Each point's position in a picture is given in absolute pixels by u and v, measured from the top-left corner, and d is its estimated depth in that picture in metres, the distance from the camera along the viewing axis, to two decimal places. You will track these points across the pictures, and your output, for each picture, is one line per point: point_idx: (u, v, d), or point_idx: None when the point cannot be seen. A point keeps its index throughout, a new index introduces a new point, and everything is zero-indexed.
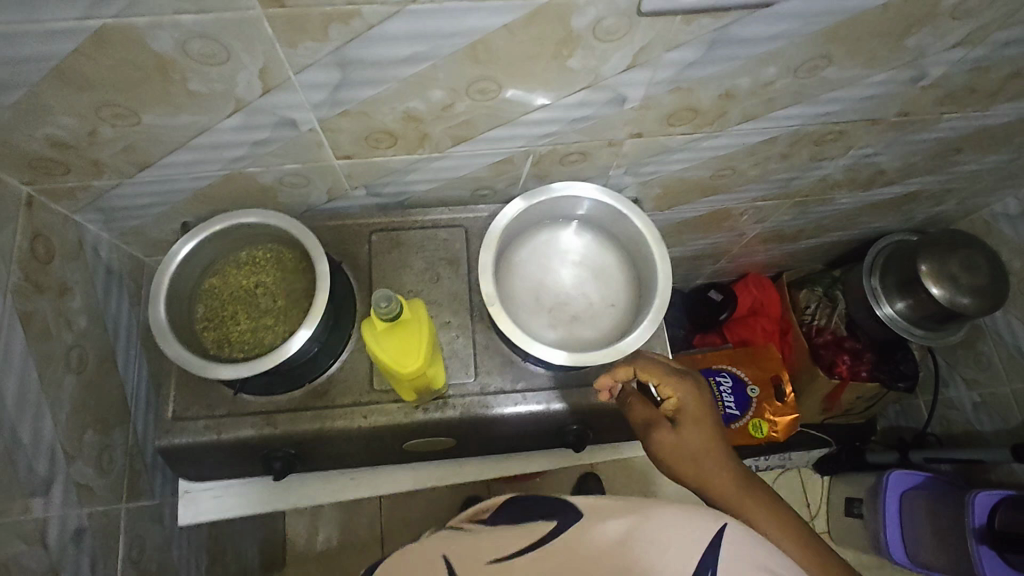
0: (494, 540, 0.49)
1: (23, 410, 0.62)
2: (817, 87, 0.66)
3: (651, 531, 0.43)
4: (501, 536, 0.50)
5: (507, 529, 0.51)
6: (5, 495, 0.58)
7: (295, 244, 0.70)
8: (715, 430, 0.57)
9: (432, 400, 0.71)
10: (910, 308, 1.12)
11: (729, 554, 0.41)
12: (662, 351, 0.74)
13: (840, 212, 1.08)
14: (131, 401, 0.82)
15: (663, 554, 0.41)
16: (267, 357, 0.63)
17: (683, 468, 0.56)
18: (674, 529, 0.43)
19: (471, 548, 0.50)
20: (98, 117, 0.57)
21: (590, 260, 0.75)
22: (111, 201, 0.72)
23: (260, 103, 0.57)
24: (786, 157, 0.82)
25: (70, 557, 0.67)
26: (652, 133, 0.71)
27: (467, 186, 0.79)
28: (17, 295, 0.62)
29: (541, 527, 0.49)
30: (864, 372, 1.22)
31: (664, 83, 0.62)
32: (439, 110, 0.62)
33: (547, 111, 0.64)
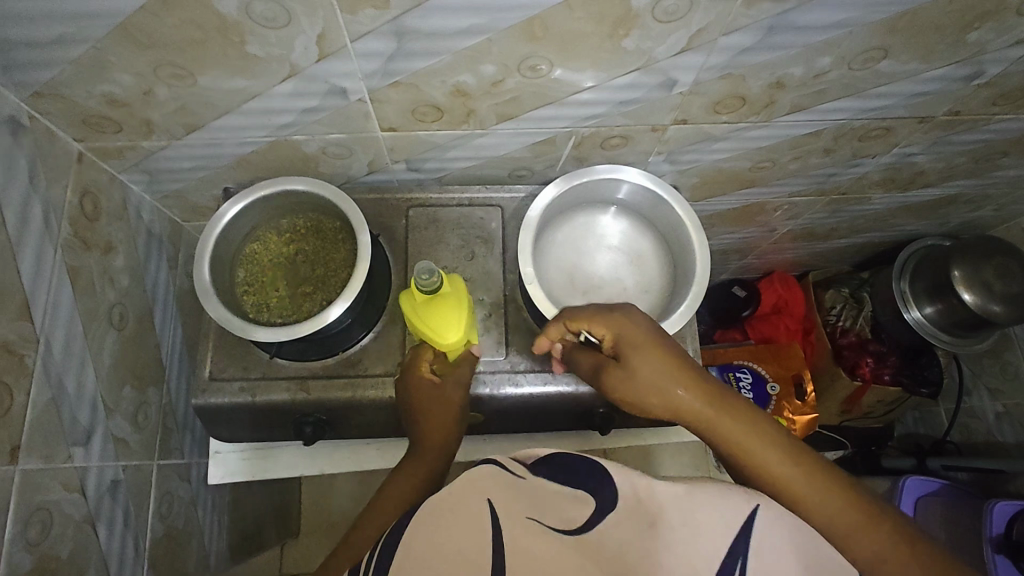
0: (530, 503, 0.44)
1: (67, 361, 0.63)
2: (869, 80, 0.66)
3: (705, 538, 0.41)
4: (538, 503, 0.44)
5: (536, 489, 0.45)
6: (50, 442, 0.60)
7: (335, 214, 0.71)
8: (669, 355, 0.55)
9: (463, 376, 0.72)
10: (939, 313, 1.11)
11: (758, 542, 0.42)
12: (693, 338, 0.74)
13: (875, 213, 1.07)
14: (165, 361, 0.84)
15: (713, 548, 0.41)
16: (306, 323, 0.64)
17: (648, 401, 0.55)
18: (714, 515, 0.42)
19: (508, 505, 0.43)
20: (155, 77, 0.58)
21: (625, 245, 0.75)
22: (157, 163, 0.73)
23: (314, 69, 0.58)
24: (828, 152, 0.82)
25: (106, 507, 0.68)
26: (696, 120, 0.71)
27: (506, 166, 0.79)
28: (66, 249, 0.64)
29: (580, 505, 0.44)
30: (887, 376, 1.22)
31: (716, 69, 0.61)
32: (488, 86, 0.62)
33: (596, 92, 0.64)
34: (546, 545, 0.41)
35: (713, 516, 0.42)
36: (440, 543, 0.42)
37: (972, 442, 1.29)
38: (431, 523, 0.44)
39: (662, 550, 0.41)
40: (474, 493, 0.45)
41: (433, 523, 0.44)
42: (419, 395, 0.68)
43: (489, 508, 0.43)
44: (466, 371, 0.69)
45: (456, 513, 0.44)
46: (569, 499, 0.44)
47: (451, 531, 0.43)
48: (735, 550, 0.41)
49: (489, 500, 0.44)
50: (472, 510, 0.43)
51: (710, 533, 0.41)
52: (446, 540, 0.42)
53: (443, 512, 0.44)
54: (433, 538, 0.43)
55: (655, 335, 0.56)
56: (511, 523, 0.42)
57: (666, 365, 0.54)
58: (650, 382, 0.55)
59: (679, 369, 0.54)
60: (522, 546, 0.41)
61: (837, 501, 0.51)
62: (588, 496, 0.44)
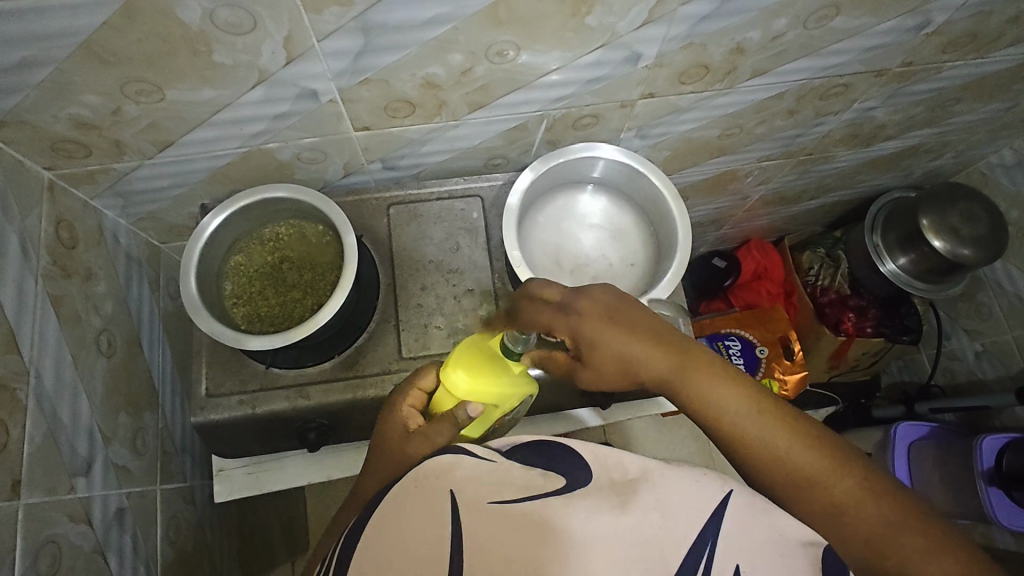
0: (490, 485, 0.42)
1: (59, 392, 0.62)
2: (825, 38, 0.68)
3: (677, 525, 0.41)
4: (498, 486, 0.42)
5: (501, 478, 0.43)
6: (52, 475, 0.59)
7: (317, 218, 0.71)
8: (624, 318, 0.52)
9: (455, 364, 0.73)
10: (912, 262, 1.15)
11: (732, 524, 0.41)
12: (681, 306, 0.76)
13: (841, 171, 1.10)
14: (158, 386, 0.83)
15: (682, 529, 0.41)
16: (298, 329, 0.64)
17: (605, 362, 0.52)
18: (690, 500, 0.42)
19: (470, 496, 0.41)
20: (123, 95, 0.57)
21: (607, 222, 0.76)
22: (130, 184, 0.72)
23: (283, 74, 0.58)
24: (792, 113, 0.84)
25: (114, 535, 0.68)
26: (663, 92, 0.73)
27: (481, 156, 0.80)
28: (46, 279, 0.63)
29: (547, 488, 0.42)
30: (870, 328, 1.25)
31: (678, 39, 0.63)
32: (458, 75, 0.63)
33: (564, 73, 0.65)
34: (501, 534, 0.39)
35: (688, 500, 0.42)
36: (391, 540, 0.41)
37: (955, 384, 1.33)
38: (384, 514, 0.43)
39: (630, 538, 0.39)
40: (431, 483, 0.43)
41: (388, 514, 0.43)
42: (388, 434, 0.57)
43: (448, 500, 0.42)
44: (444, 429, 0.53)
45: (412, 507, 0.42)
46: (534, 480, 0.43)
47: (407, 517, 0.42)
48: (708, 535, 0.41)
49: (448, 490, 0.42)
50: (427, 500, 0.42)
51: (682, 518, 0.41)
52: (406, 532, 0.41)
53: (397, 505, 0.43)
54: (386, 533, 0.42)
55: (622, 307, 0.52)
56: (468, 518, 0.40)
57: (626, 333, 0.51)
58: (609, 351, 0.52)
59: (636, 339, 0.51)
60: (478, 537, 0.39)
61: (802, 450, 0.48)
62: (556, 478, 0.43)
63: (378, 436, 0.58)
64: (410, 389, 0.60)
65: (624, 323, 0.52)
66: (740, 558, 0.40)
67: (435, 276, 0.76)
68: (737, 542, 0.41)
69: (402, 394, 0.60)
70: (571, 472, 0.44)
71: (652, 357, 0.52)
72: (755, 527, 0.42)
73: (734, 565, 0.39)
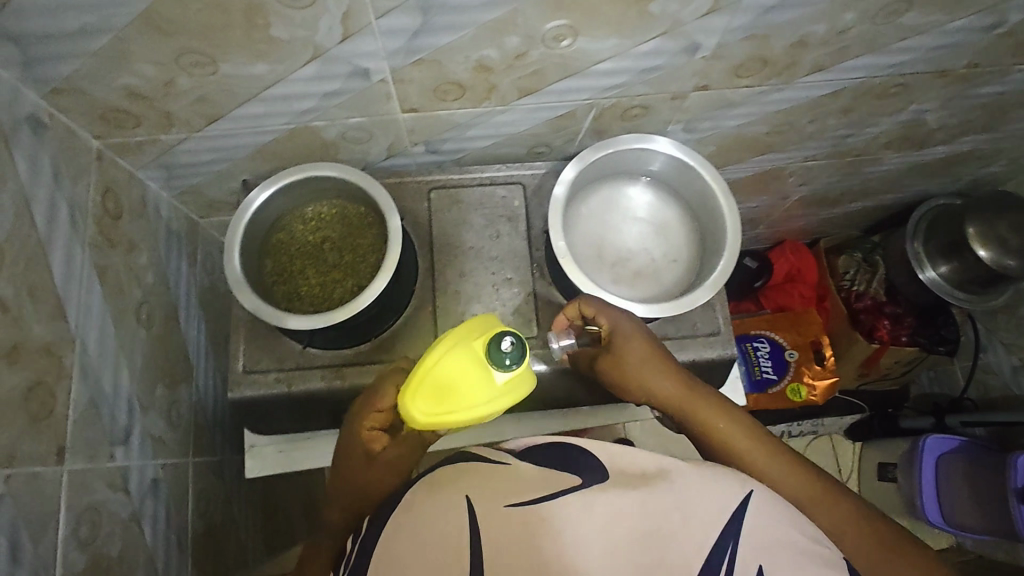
0: (505, 487, 0.42)
1: (102, 361, 0.63)
2: (891, 34, 0.65)
3: (699, 524, 0.40)
4: (514, 487, 0.42)
5: (519, 479, 0.44)
6: (93, 442, 0.60)
7: (360, 199, 0.70)
8: (648, 343, 0.60)
9: None
10: (954, 271, 1.12)
11: (753, 525, 0.41)
12: (722, 305, 0.74)
13: (886, 175, 1.07)
14: (193, 359, 0.84)
15: (698, 526, 0.40)
16: (338, 311, 0.63)
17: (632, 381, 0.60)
18: (708, 499, 0.42)
19: (486, 498, 0.42)
20: (177, 65, 0.57)
21: (652, 217, 0.75)
22: (176, 157, 0.72)
23: (337, 51, 0.57)
24: (846, 112, 0.82)
25: (149, 504, 0.69)
26: (717, 85, 0.71)
27: (525, 144, 0.79)
28: (93, 248, 0.63)
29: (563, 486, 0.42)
30: (904, 337, 1.23)
31: (740, 30, 0.61)
32: (512, 59, 0.61)
33: (618, 61, 0.64)
34: (516, 530, 0.39)
35: (706, 500, 0.42)
36: (405, 546, 0.40)
37: (989, 398, 1.30)
38: (397, 524, 0.43)
39: (651, 539, 0.39)
40: (446, 488, 0.43)
41: (399, 524, 0.43)
42: (352, 456, 0.58)
43: (461, 502, 0.42)
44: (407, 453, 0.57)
45: (426, 512, 0.42)
46: (549, 478, 0.43)
47: (422, 524, 0.41)
48: (733, 533, 0.40)
49: (461, 494, 0.42)
50: (441, 500, 0.42)
51: (702, 519, 0.41)
52: (423, 538, 0.40)
53: (410, 510, 0.43)
54: (403, 539, 0.41)
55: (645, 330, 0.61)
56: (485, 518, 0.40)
57: (650, 350, 0.59)
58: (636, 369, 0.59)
59: (659, 358, 0.59)
60: (495, 536, 0.39)
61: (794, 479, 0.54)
62: (571, 477, 0.43)
63: (345, 456, 0.59)
64: (369, 410, 0.58)
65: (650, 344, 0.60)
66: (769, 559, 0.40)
67: (474, 263, 0.75)
68: (764, 545, 0.40)
69: (360, 414, 0.58)
70: (589, 471, 0.44)
71: (665, 380, 0.59)
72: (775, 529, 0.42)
73: (764, 566, 0.39)
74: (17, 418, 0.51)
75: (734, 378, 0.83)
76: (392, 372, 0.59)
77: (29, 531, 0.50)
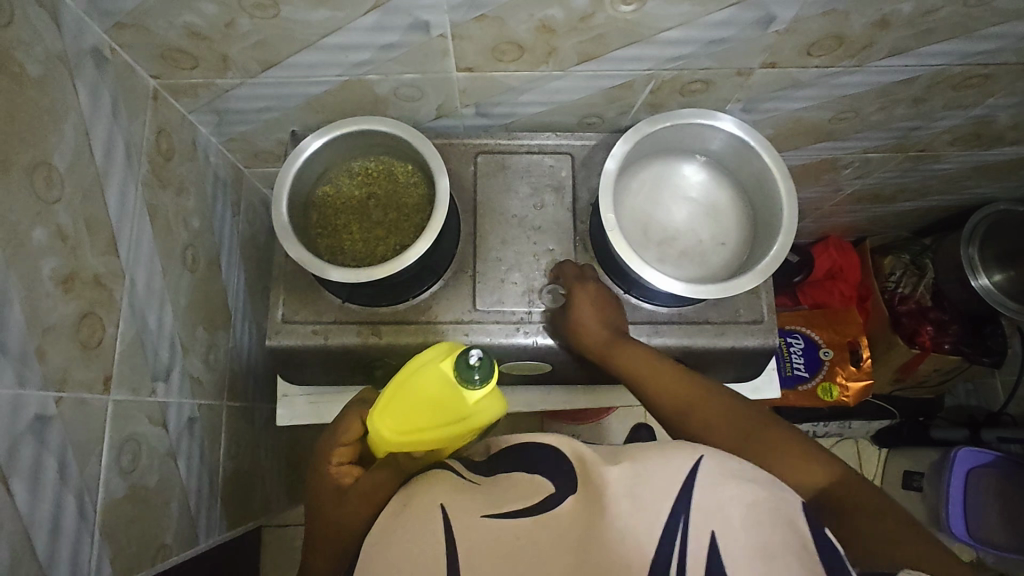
0: (482, 500, 0.45)
1: (148, 298, 0.64)
2: (982, 19, 0.61)
3: (650, 505, 0.43)
4: (491, 497, 0.46)
5: (496, 489, 0.47)
6: (137, 375, 0.61)
7: (407, 156, 0.70)
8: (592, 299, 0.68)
9: (510, 328, 0.71)
10: (1008, 280, 1.09)
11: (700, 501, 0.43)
12: (768, 294, 0.72)
13: (948, 174, 1.02)
14: (232, 305, 0.85)
15: (647, 513, 0.42)
16: (380, 267, 0.63)
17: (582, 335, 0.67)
18: (661, 477, 0.45)
19: (460, 507, 0.45)
20: (239, 6, 0.56)
21: (703, 197, 0.73)
22: (229, 102, 0.72)
23: (400, 1, 0.56)
24: (918, 102, 0.78)
25: (185, 442, 0.71)
26: (786, 63, 0.68)
27: (577, 113, 0.77)
28: (146, 188, 0.64)
29: (537, 496, 0.45)
30: (948, 345, 1.17)
31: (820, 4, 0.58)
32: (576, 21, 0.59)
33: (686, 29, 0.61)
34: (488, 536, 0.42)
35: (658, 482, 0.44)
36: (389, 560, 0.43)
37: None
38: (382, 541, 0.46)
39: (605, 531, 0.41)
40: (425, 501, 0.46)
41: (383, 541, 0.46)
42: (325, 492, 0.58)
43: (437, 513, 0.45)
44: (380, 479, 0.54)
45: (408, 526, 0.45)
46: (522, 487, 0.46)
47: (404, 539, 0.44)
48: (680, 508, 0.43)
49: (437, 505, 0.45)
50: (418, 515, 0.45)
51: (654, 499, 0.43)
52: (403, 552, 0.43)
53: (392, 531, 0.46)
54: (386, 552, 0.44)
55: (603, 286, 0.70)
56: (459, 524, 0.43)
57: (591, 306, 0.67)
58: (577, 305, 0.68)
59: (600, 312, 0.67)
60: (472, 545, 0.42)
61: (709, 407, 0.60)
62: (544, 482, 0.47)
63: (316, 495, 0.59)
64: (335, 445, 0.61)
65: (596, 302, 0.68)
66: (715, 525, 0.42)
67: (516, 232, 0.74)
68: (708, 513, 0.43)
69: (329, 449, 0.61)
70: (558, 478, 0.47)
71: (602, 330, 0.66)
72: (726, 499, 0.44)
73: (711, 533, 0.42)
74: (71, 345, 0.52)
75: (772, 370, 0.82)
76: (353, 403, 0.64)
77: (76, 456, 0.52)
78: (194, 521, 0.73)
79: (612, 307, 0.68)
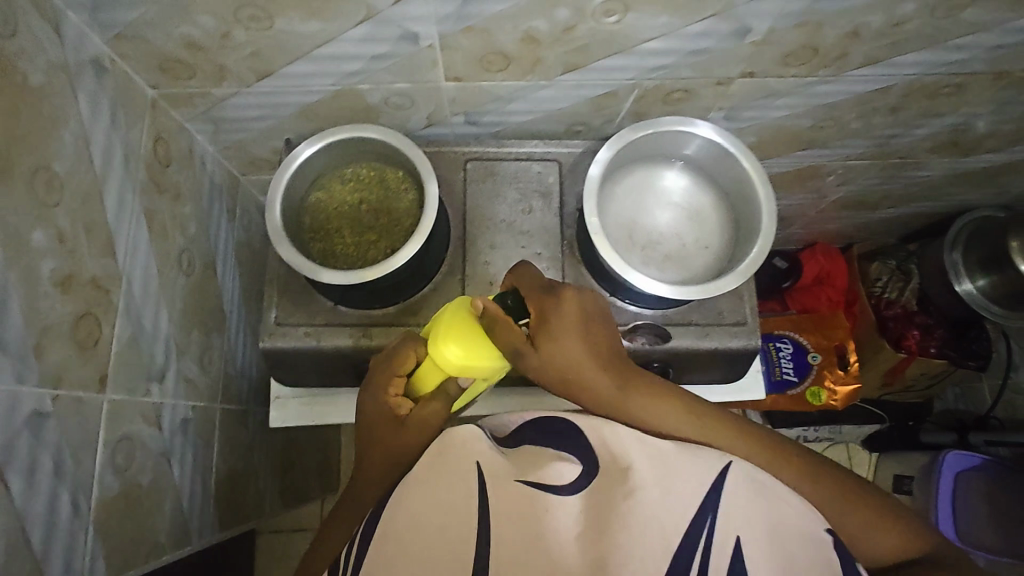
0: (513, 463, 0.49)
1: (145, 301, 0.66)
2: (950, 30, 0.64)
3: (681, 501, 0.45)
4: (525, 462, 0.49)
5: (529, 453, 0.50)
6: (132, 375, 0.63)
7: (398, 163, 0.72)
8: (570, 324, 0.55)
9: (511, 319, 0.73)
10: (992, 285, 1.10)
11: (728, 500, 0.46)
12: (750, 296, 0.74)
13: (929, 181, 1.05)
14: (226, 310, 0.87)
15: (674, 501, 0.45)
16: (371, 270, 0.65)
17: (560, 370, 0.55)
18: (691, 479, 0.47)
19: (496, 469, 0.48)
20: (235, 19, 0.58)
21: (686, 202, 0.75)
22: (225, 110, 0.74)
23: (389, 13, 0.58)
24: (894, 110, 0.80)
25: (179, 442, 0.72)
26: (764, 73, 0.70)
27: (563, 121, 0.79)
28: (143, 193, 0.66)
29: (561, 467, 0.47)
30: (934, 349, 1.19)
31: (793, 16, 0.61)
32: (560, 32, 0.62)
33: (666, 40, 0.64)
34: (521, 498, 0.45)
35: (687, 481, 0.47)
36: (408, 522, 0.46)
37: (1017, 419, 1.28)
38: (413, 492, 0.48)
39: (629, 513, 0.44)
40: (459, 459, 0.49)
41: (415, 491, 0.48)
42: (380, 426, 0.58)
43: (473, 472, 0.48)
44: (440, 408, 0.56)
45: (443, 481, 0.48)
46: (544, 456, 0.49)
47: (439, 492, 0.47)
48: (709, 506, 0.46)
49: (474, 463, 0.48)
50: (455, 471, 0.48)
51: (683, 495, 0.46)
52: (440, 504, 0.47)
53: (424, 481, 0.49)
54: (420, 502, 0.47)
55: (585, 315, 0.56)
56: (496, 487, 0.46)
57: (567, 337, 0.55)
58: (567, 357, 0.55)
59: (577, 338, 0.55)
60: (501, 503, 0.45)
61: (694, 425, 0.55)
62: (566, 453, 0.49)
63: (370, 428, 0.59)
64: (390, 375, 0.58)
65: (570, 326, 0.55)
66: (740, 531, 0.45)
67: (505, 236, 0.76)
68: (734, 517, 0.45)
69: (382, 380, 0.58)
70: (582, 451, 0.49)
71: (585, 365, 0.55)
72: (752, 507, 0.46)
73: (735, 539, 0.44)
74: (67, 344, 0.54)
75: (755, 372, 0.83)
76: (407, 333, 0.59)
77: (71, 452, 0.54)
78: (188, 521, 0.74)
79: (589, 324, 0.56)
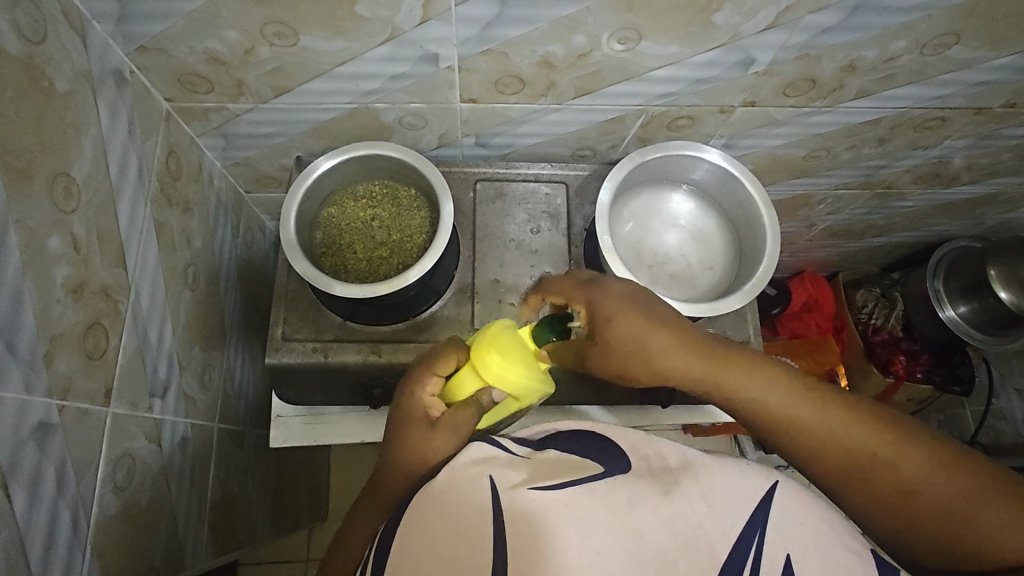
0: (532, 472, 0.47)
1: (151, 313, 0.65)
2: (936, 66, 0.68)
3: (727, 514, 0.45)
4: (545, 471, 0.47)
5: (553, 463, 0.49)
6: (135, 389, 0.61)
7: (412, 181, 0.73)
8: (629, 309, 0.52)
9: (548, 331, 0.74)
10: (973, 311, 1.15)
11: (778, 516, 0.45)
12: (753, 316, 0.75)
13: (911, 211, 1.10)
14: (226, 327, 0.85)
15: (721, 516, 0.45)
16: (383, 284, 0.64)
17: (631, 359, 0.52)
18: (735, 491, 0.46)
19: (511, 479, 0.46)
20: (260, 35, 0.60)
21: (691, 224, 0.77)
22: (238, 126, 0.74)
23: (413, 34, 0.60)
24: (883, 141, 0.84)
25: (177, 460, 0.70)
26: (764, 102, 0.74)
27: (571, 144, 0.82)
28: (154, 205, 0.66)
29: (587, 480, 0.47)
30: (919, 374, 1.25)
31: (795, 48, 0.64)
32: (575, 57, 0.64)
33: (674, 68, 0.66)
34: (554, 514, 0.44)
35: (732, 493, 0.46)
36: (433, 525, 0.45)
37: (1000, 444, 1.31)
38: (426, 502, 0.47)
39: (676, 527, 0.44)
40: (472, 470, 0.47)
41: (427, 501, 0.47)
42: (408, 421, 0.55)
43: (485, 483, 0.46)
44: (472, 416, 0.54)
45: (456, 492, 0.46)
46: (574, 465, 0.49)
47: (452, 502, 0.46)
48: (757, 524, 0.45)
49: (486, 475, 0.47)
50: (468, 482, 0.47)
51: (728, 510, 0.45)
52: (453, 514, 0.45)
53: (434, 490, 0.47)
54: (432, 513, 0.46)
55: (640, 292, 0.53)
56: (511, 496, 0.44)
57: (634, 317, 0.51)
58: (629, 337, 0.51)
59: (646, 315, 0.52)
60: (515, 517, 0.44)
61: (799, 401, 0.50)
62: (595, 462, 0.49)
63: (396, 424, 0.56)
64: (429, 374, 0.58)
65: (637, 309, 0.52)
66: (790, 549, 0.44)
67: (513, 255, 0.77)
68: (784, 534, 0.44)
69: (419, 378, 0.58)
70: (613, 463, 0.50)
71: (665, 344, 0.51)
72: (800, 520, 0.46)
73: (785, 556, 0.43)
74: (76, 353, 0.52)
75: None
76: (451, 340, 0.61)
77: (74, 466, 0.51)
78: (181, 545, 0.71)
79: (650, 305, 0.53)
